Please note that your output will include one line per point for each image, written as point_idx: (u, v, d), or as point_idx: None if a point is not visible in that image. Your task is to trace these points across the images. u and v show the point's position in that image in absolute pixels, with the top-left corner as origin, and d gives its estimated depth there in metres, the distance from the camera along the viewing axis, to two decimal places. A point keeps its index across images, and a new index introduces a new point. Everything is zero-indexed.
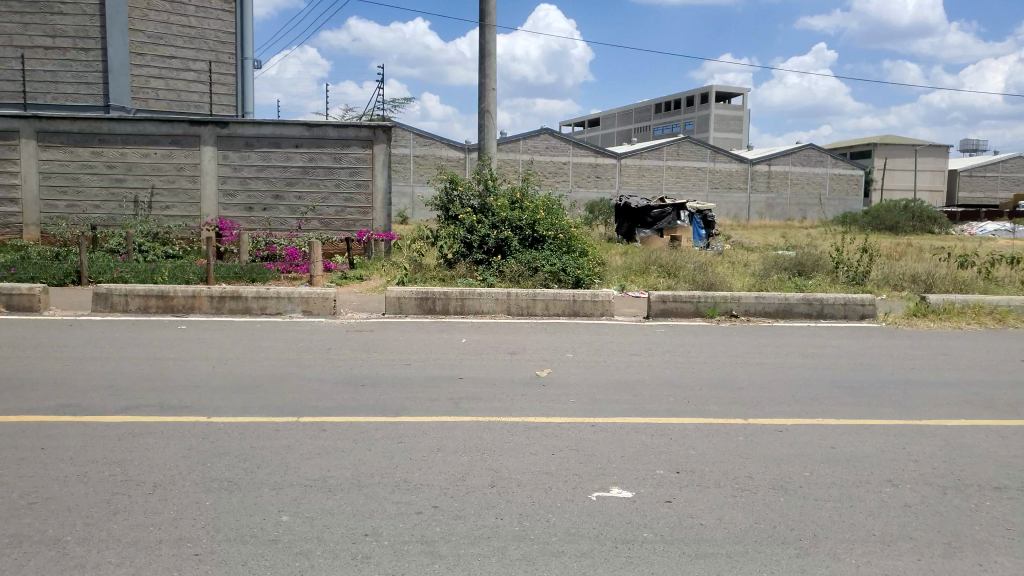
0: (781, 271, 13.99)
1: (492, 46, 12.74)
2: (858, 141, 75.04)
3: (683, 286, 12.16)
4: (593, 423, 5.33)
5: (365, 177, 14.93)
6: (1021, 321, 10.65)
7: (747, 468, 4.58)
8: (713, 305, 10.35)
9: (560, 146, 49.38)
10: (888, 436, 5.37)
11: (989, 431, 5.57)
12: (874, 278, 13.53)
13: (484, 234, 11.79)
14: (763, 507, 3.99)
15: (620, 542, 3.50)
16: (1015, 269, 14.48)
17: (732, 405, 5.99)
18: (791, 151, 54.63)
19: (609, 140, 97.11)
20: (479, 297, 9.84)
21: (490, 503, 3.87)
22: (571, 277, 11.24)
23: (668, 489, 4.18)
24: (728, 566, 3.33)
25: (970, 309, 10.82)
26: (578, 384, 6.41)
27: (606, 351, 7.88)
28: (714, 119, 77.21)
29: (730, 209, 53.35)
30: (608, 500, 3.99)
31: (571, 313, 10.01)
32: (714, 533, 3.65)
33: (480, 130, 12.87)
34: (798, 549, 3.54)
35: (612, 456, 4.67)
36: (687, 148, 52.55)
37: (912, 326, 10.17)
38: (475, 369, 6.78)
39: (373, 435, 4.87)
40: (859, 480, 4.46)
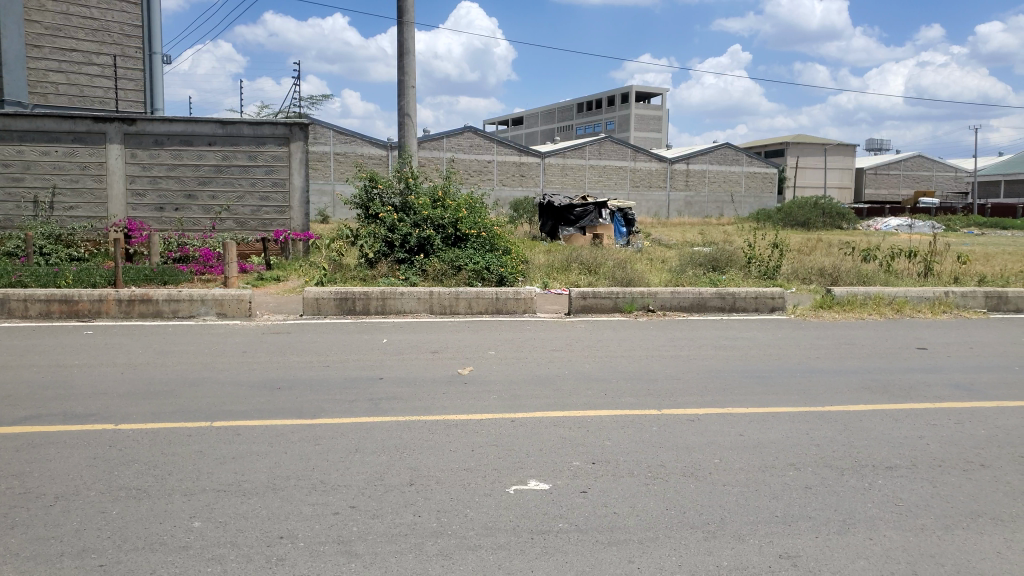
0: (696, 267, 14.39)
1: (410, 44, 12.68)
2: (771, 141, 77.94)
3: (604, 282, 12.38)
4: (513, 418, 5.41)
5: (282, 175, 14.65)
6: (917, 310, 11.32)
7: (660, 457, 4.74)
8: (631, 300, 10.62)
9: (485, 144, 49.41)
10: (792, 422, 5.64)
11: (884, 415, 5.91)
12: (784, 273, 14.13)
13: (406, 233, 11.73)
14: (674, 494, 4.14)
15: (537, 533, 3.58)
16: (913, 262, 15.33)
17: (648, 396, 6.18)
18: (707, 150, 56.32)
19: (533, 140, 97.89)
20: (400, 297, 9.80)
21: (409, 500, 3.88)
22: (494, 275, 11.29)
23: (584, 480, 4.28)
24: (639, 552, 3.45)
25: (871, 301, 11.41)
26: (499, 381, 6.49)
27: (527, 348, 7.99)
28: (634, 119, 78.88)
29: (650, 208, 54.62)
30: (526, 493, 4.06)
31: (494, 311, 10.06)
32: (627, 520, 3.77)
33: (399, 128, 12.80)
34: (705, 532, 3.69)
35: (530, 450, 4.75)
36: (608, 147, 53.45)
37: (818, 318, 10.67)
38: (396, 368, 6.78)
39: (289, 438, 4.82)
40: (765, 465, 4.67)
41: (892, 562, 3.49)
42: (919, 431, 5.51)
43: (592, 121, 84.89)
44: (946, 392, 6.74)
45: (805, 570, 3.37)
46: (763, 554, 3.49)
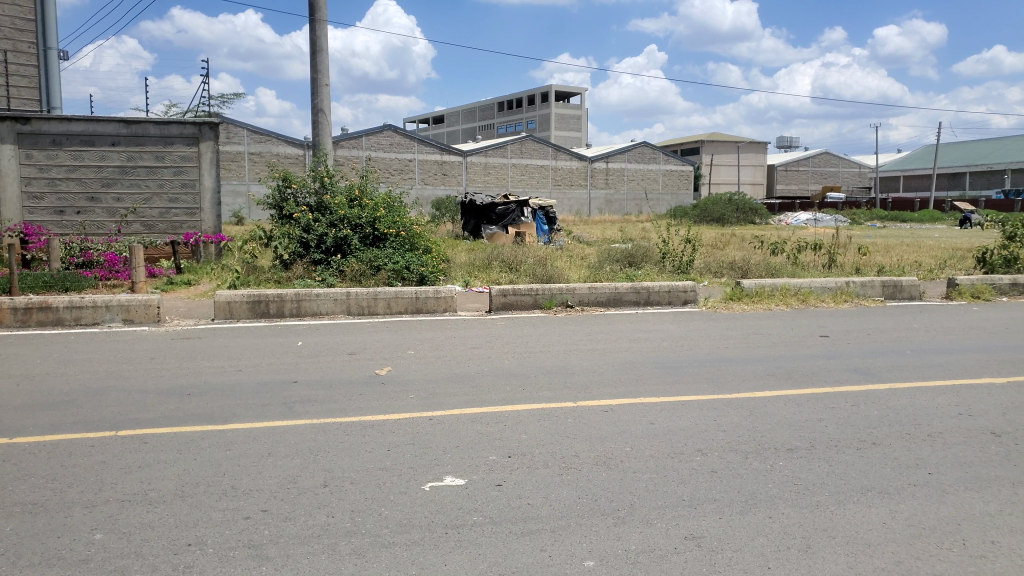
0: (614, 263, 14.69)
1: (323, 41, 12.49)
2: (686, 139, 80.15)
3: (524, 279, 12.50)
4: (430, 417, 5.42)
5: (192, 176, 14.20)
6: (821, 300, 11.90)
7: (574, 448, 4.85)
8: (551, 297, 10.77)
9: (406, 142, 48.97)
10: (701, 409, 5.86)
11: (788, 400, 6.21)
12: (697, 268, 14.57)
13: (322, 233, 11.56)
14: (586, 483, 4.25)
15: (451, 527, 3.62)
16: (818, 254, 16.06)
17: (564, 390, 6.30)
18: (625, 149, 57.46)
19: (455, 139, 97.74)
20: (316, 299, 9.67)
21: (322, 502, 3.86)
22: (414, 274, 11.27)
23: (500, 473, 4.35)
24: (551, 540, 3.54)
25: (778, 292, 11.89)
26: (417, 380, 6.49)
27: (447, 346, 7.99)
28: (554, 118, 79.76)
29: (572, 206, 55.40)
30: (441, 489, 4.09)
31: (413, 310, 10.04)
32: (540, 510, 3.85)
33: (313, 127, 12.60)
34: (615, 518, 3.81)
35: (447, 447, 4.78)
36: (529, 146, 53.84)
37: (728, 309, 11.07)
38: (312, 371, 6.69)
39: (199, 444, 4.71)
40: (674, 452, 4.84)
41: (788, 537, 3.68)
42: (818, 414, 5.82)
43: (513, 120, 85.32)
44: (845, 376, 7.14)
45: (708, 549, 3.52)
46: (669, 537, 3.63)
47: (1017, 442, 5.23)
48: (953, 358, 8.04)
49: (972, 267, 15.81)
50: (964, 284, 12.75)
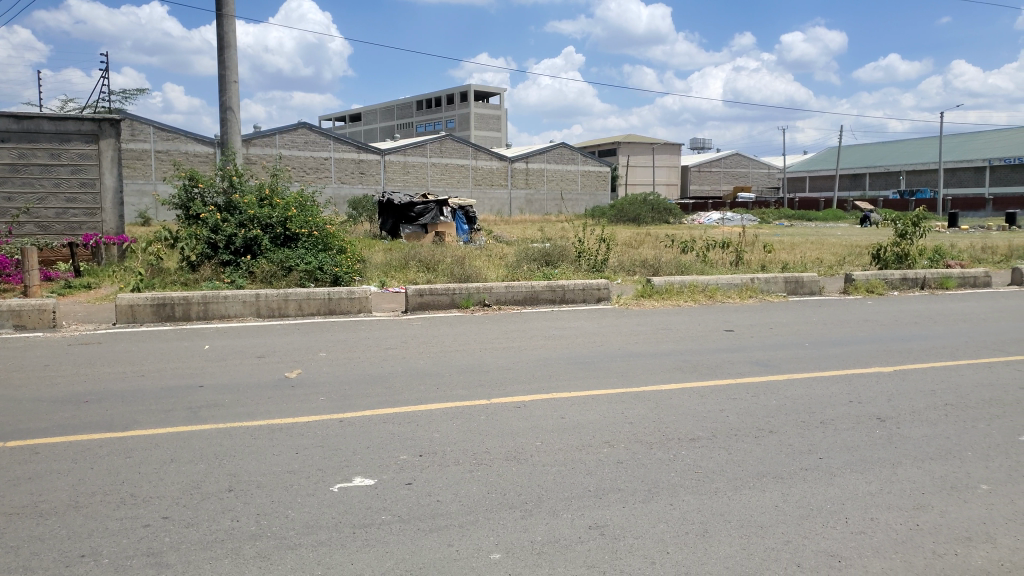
0: (531, 262, 14.68)
1: (231, 37, 12.16)
2: (603, 141, 81.62)
3: (441, 279, 12.49)
4: (341, 419, 5.39)
5: (91, 175, 13.59)
6: (727, 296, 12.36)
7: (485, 444, 4.92)
8: (467, 296, 10.82)
9: (322, 141, 48.07)
10: (610, 402, 6.03)
11: (692, 392, 6.45)
12: (610, 266, 14.91)
13: (231, 233, 11.26)
14: (496, 478, 4.32)
15: (359, 527, 3.62)
16: (726, 252, 16.65)
17: (478, 387, 6.36)
18: (543, 150, 58.11)
19: (373, 138, 96.52)
20: (224, 301, 9.44)
21: (227, 507, 3.80)
22: (328, 275, 11.28)
23: (410, 472, 4.37)
24: (459, 535, 3.59)
25: (687, 289, 12.28)
26: (328, 382, 6.42)
27: (360, 348, 7.92)
28: (473, 118, 79.90)
29: (493, 206, 55.65)
30: (350, 490, 4.08)
31: (326, 311, 9.90)
32: (449, 507, 3.90)
33: (221, 125, 12.25)
34: (523, 511, 3.89)
35: (357, 448, 4.77)
36: (448, 145, 53.70)
37: (640, 306, 11.38)
38: (220, 375, 6.54)
39: (96, 453, 4.54)
40: (582, 444, 4.97)
41: (687, 523, 3.84)
42: (720, 404, 6.07)
43: (432, 119, 84.91)
44: (746, 368, 7.47)
45: (610, 537, 3.64)
46: (574, 527, 3.74)
47: (900, 425, 5.60)
48: (846, 349, 8.51)
49: (868, 264, 16.70)
50: (860, 279, 13.47)
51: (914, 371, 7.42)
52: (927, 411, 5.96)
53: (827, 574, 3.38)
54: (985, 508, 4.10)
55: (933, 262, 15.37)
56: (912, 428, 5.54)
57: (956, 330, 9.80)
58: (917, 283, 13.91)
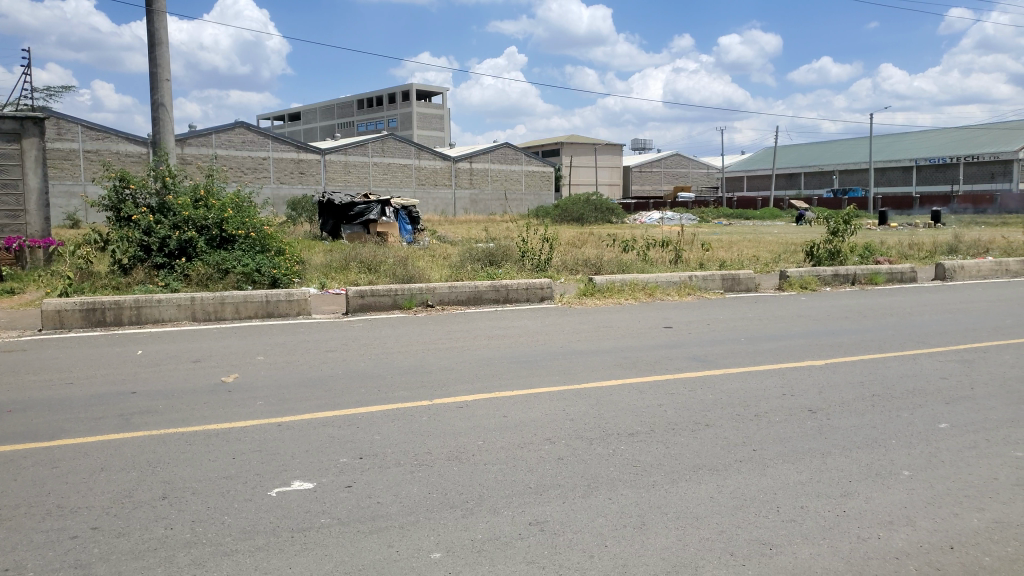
0: (475, 262, 14.70)
1: (162, 34, 11.83)
2: (545, 141, 82.13)
3: (384, 280, 12.37)
4: (280, 423, 5.32)
5: (13, 176, 13.05)
6: (666, 294, 12.59)
7: (426, 444, 4.91)
8: (410, 296, 10.77)
9: (260, 141, 47.13)
10: (552, 400, 6.09)
11: (632, 388, 6.56)
12: (554, 265, 15.00)
13: (164, 235, 10.96)
14: (437, 478, 4.32)
15: (297, 531, 3.59)
16: (666, 251, 16.94)
17: (420, 389, 6.34)
18: (487, 150, 58.18)
19: (313, 137, 95.12)
20: (158, 305, 9.20)
21: (160, 515, 3.71)
22: (266, 277, 10.95)
23: (350, 474, 4.34)
24: (399, 536, 3.59)
25: (627, 287, 12.46)
26: (266, 386, 6.31)
27: (300, 351, 7.81)
28: (416, 117, 79.49)
29: (437, 206, 55.43)
30: (288, 494, 4.04)
31: (264, 314, 9.73)
32: (390, 508, 3.89)
33: (154, 124, 11.93)
34: (464, 510, 3.91)
35: (296, 452, 4.71)
36: (391, 144, 53.25)
37: (582, 304, 11.49)
38: (154, 381, 6.37)
39: (21, 464, 4.38)
40: (522, 442, 5.01)
41: (626, 516, 3.91)
42: (659, 399, 6.20)
43: (373, 118, 84.10)
44: (685, 364, 7.64)
45: (549, 533, 3.69)
46: (514, 524, 3.77)
47: (830, 416, 5.81)
48: (780, 344, 8.77)
49: (802, 261, 17.22)
50: (794, 276, 13.87)
51: (844, 364, 7.69)
52: (855, 402, 6.20)
53: (758, 561, 3.50)
54: (906, 493, 4.30)
55: (863, 258, 15.93)
56: (841, 418, 5.76)
57: (884, 324, 10.19)
58: (848, 279, 14.41)
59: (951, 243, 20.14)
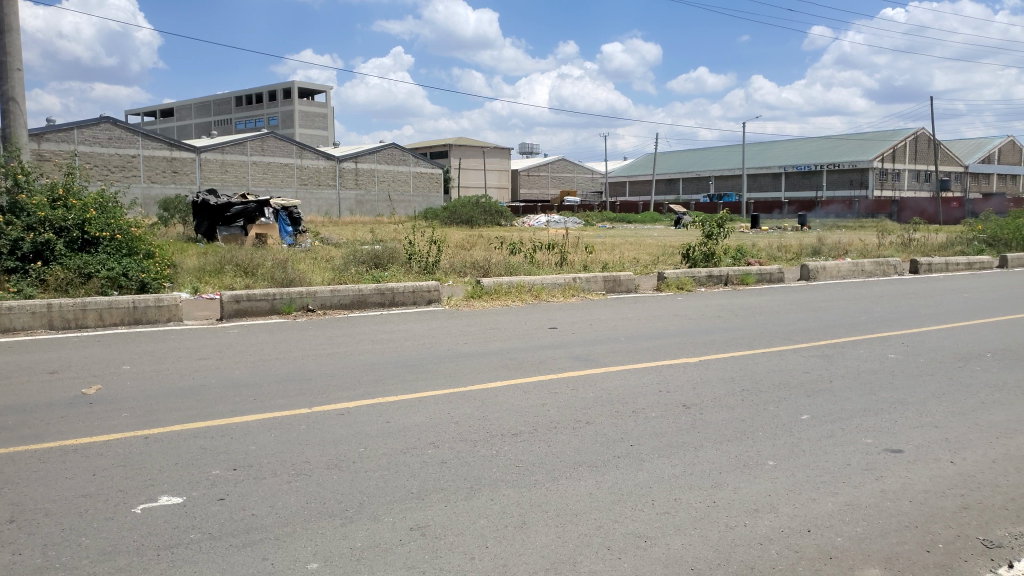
0: (359, 264, 14.39)
1: (12, 20, 10.95)
2: (433, 143, 81.84)
3: (262, 284, 11.95)
4: (146, 436, 5.02)
5: None
6: (552, 295, 12.81)
7: (305, 453, 4.78)
8: (289, 301, 10.46)
9: (128, 137, 44.44)
10: (436, 404, 6.06)
11: (516, 389, 6.63)
12: (440, 268, 14.95)
13: (16, 237, 10.11)
14: (315, 487, 4.21)
15: (164, 549, 3.41)
16: (551, 253, 17.23)
17: (300, 396, 6.16)
18: (373, 150, 57.38)
19: (188, 134, 90.74)
20: (8, 313, 8.51)
21: (6, 541, 3.43)
22: (134, 282, 10.41)
23: (223, 487, 4.16)
24: (275, 548, 3.47)
25: (514, 289, 12.60)
26: (131, 397, 5.95)
27: (170, 359, 7.43)
28: (298, 116, 77.41)
29: (320, 206, 54.06)
30: (155, 510, 3.82)
31: (131, 321, 9.19)
32: (265, 519, 3.76)
33: (3, 118, 11.02)
34: (343, 518, 3.83)
35: (164, 465, 4.47)
36: (271, 143, 51.57)
37: (470, 307, 11.52)
38: (4, 395, 5.88)
39: None
40: (405, 447, 4.95)
41: (507, 516, 3.94)
42: (543, 399, 6.29)
43: (253, 116, 81.22)
44: (568, 363, 7.81)
45: (431, 537, 3.67)
46: (395, 530, 3.73)
47: (702, 411, 6.08)
48: (658, 343, 9.09)
49: (679, 262, 17.98)
50: (672, 278, 14.43)
51: (716, 360, 8.07)
52: (726, 397, 6.51)
53: (634, 553, 3.61)
54: (770, 481, 4.56)
55: (736, 259, 16.75)
56: (713, 412, 6.04)
57: (754, 322, 10.77)
58: (721, 280, 15.16)
59: (814, 245, 21.55)
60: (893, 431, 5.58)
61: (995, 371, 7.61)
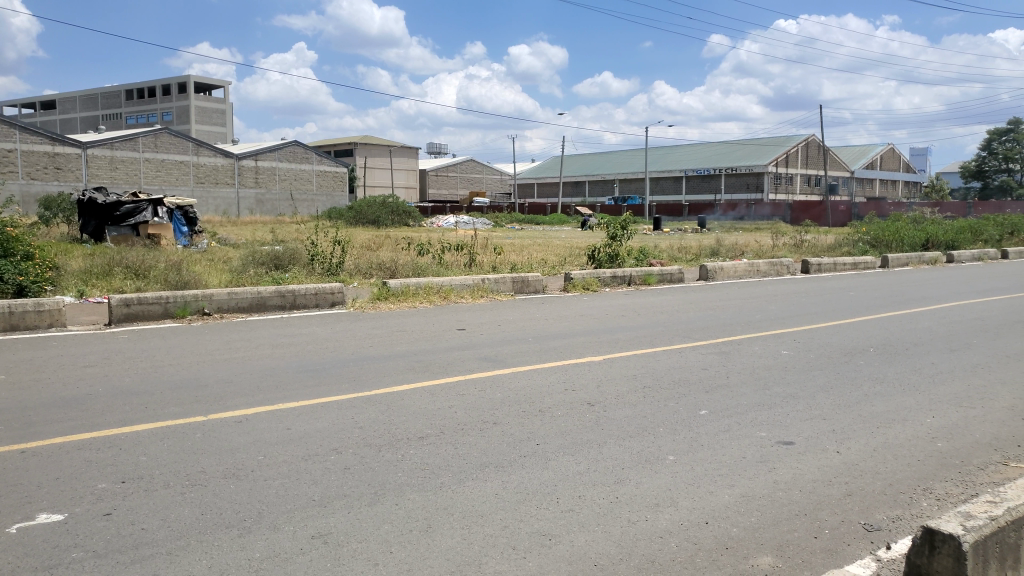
0: (259, 265, 13.91)
1: None
2: (338, 141, 80.30)
3: (154, 286, 11.41)
4: (24, 450, 4.70)
5: None
6: (459, 297, 12.78)
7: (199, 463, 4.58)
8: (184, 304, 10.02)
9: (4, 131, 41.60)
10: (340, 409, 5.93)
11: (423, 391, 6.57)
12: (345, 268, 14.67)
13: None
14: (211, 498, 4.04)
15: (42, 571, 3.20)
16: (459, 254, 17.18)
17: (195, 403, 5.91)
18: (275, 148, 55.78)
19: (72, 128, 85.60)
20: None
21: None
22: (10, 285, 9.73)
23: (110, 501, 3.94)
24: (166, 564, 3.32)
25: (421, 291, 12.48)
26: (7, 410, 5.56)
27: (51, 367, 6.98)
28: (194, 111, 74.42)
29: (218, 205, 52.07)
30: (32, 529, 3.58)
31: (7, 327, 8.60)
32: (156, 533, 3.59)
33: None
34: (241, 529, 3.69)
35: (43, 481, 4.19)
36: (164, 139, 49.38)
37: (375, 309, 11.36)
38: None
39: None
40: (307, 454, 4.83)
41: (411, 520, 3.90)
42: (449, 401, 6.26)
43: (145, 110, 77.51)
44: (475, 364, 7.81)
45: (333, 545, 3.58)
46: (295, 538, 3.63)
47: (606, 408, 6.20)
48: (563, 343, 9.20)
49: (585, 263, 18.27)
50: (578, 278, 14.65)
51: (620, 359, 8.24)
52: (629, 394, 6.66)
53: (539, 552, 3.64)
54: (671, 476, 4.69)
55: (639, 261, 17.15)
56: (616, 410, 6.16)
57: (656, 321, 11.06)
58: (624, 280, 15.52)
59: (713, 246, 22.36)
60: (785, 424, 5.85)
61: (876, 365, 8.09)
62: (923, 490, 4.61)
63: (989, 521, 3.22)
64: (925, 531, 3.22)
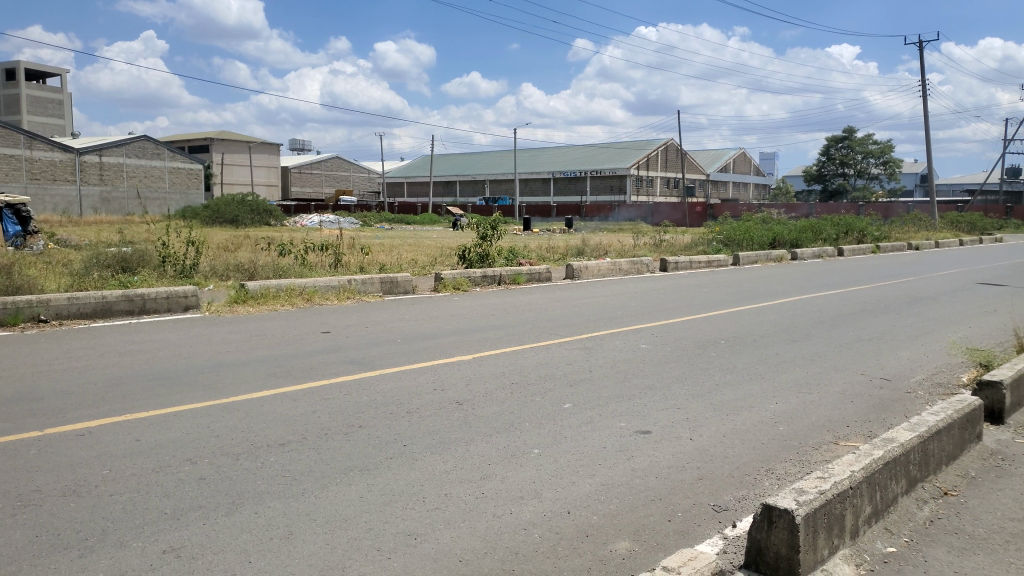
0: (103, 268, 12.97)
1: None
2: (192, 136, 76.20)
3: None
4: None
5: None
6: (325, 298, 12.47)
7: (34, 482, 4.23)
8: (15, 312, 9.23)
9: None
10: (195, 417, 5.65)
11: (285, 397, 6.37)
12: (200, 270, 13.97)
13: None
14: (47, 518, 3.75)
15: None
16: (324, 254, 16.75)
17: (29, 418, 5.45)
18: (122, 143, 52.24)
19: None
20: None
21: None
22: None
23: None
24: None
25: (283, 293, 12.10)
26: None
27: None
28: (27, 101, 68.38)
29: (56, 204, 48.11)
30: None
31: None
32: None
33: None
34: (82, 548, 3.45)
35: None
36: None
37: (233, 312, 10.86)
38: None
39: None
40: (158, 466, 4.57)
41: (272, 528, 3.78)
42: (311, 406, 6.10)
43: None
44: (341, 367, 7.65)
45: (187, 558, 3.42)
46: (145, 555, 3.43)
47: (473, 406, 6.26)
48: (432, 343, 9.19)
49: (453, 264, 18.30)
50: (447, 278, 14.68)
51: (487, 357, 8.34)
52: (496, 392, 6.75)
53: (403, 552, 3.63)
54: (534, 469, 4.81)
55: (508, 260, 17.37)
56: (483, 407, 6.23)
57: (523, 319, 11.26)
58: (494, 279, 15.69)
59: (580, 245, 23.01)
60: (643, 415, 6.13)
61: (727, 356, 8.61)
62: (766, 470, 4.97)
63: (817, 495, 3.53)
64: (763, 508, 3.46)
